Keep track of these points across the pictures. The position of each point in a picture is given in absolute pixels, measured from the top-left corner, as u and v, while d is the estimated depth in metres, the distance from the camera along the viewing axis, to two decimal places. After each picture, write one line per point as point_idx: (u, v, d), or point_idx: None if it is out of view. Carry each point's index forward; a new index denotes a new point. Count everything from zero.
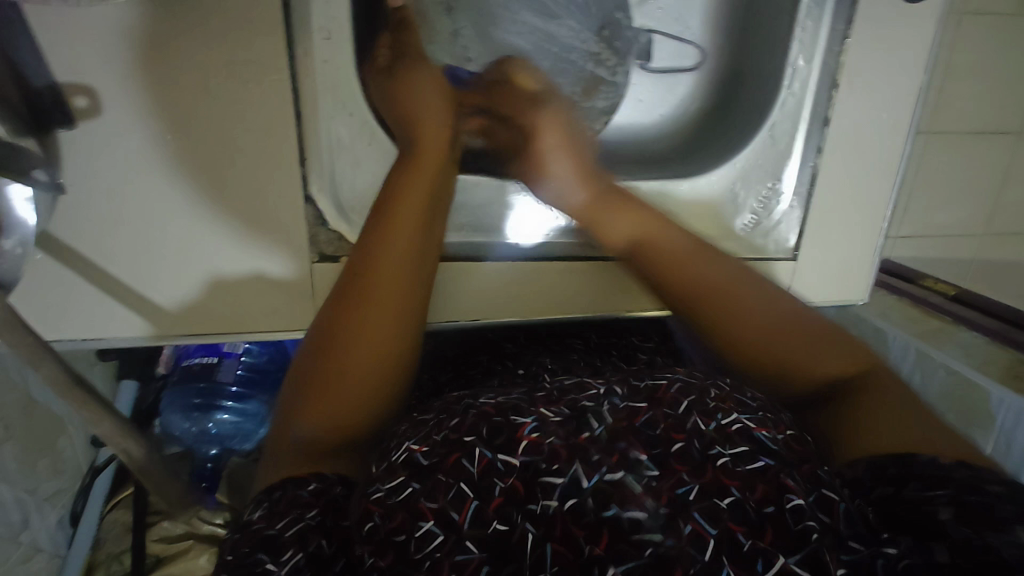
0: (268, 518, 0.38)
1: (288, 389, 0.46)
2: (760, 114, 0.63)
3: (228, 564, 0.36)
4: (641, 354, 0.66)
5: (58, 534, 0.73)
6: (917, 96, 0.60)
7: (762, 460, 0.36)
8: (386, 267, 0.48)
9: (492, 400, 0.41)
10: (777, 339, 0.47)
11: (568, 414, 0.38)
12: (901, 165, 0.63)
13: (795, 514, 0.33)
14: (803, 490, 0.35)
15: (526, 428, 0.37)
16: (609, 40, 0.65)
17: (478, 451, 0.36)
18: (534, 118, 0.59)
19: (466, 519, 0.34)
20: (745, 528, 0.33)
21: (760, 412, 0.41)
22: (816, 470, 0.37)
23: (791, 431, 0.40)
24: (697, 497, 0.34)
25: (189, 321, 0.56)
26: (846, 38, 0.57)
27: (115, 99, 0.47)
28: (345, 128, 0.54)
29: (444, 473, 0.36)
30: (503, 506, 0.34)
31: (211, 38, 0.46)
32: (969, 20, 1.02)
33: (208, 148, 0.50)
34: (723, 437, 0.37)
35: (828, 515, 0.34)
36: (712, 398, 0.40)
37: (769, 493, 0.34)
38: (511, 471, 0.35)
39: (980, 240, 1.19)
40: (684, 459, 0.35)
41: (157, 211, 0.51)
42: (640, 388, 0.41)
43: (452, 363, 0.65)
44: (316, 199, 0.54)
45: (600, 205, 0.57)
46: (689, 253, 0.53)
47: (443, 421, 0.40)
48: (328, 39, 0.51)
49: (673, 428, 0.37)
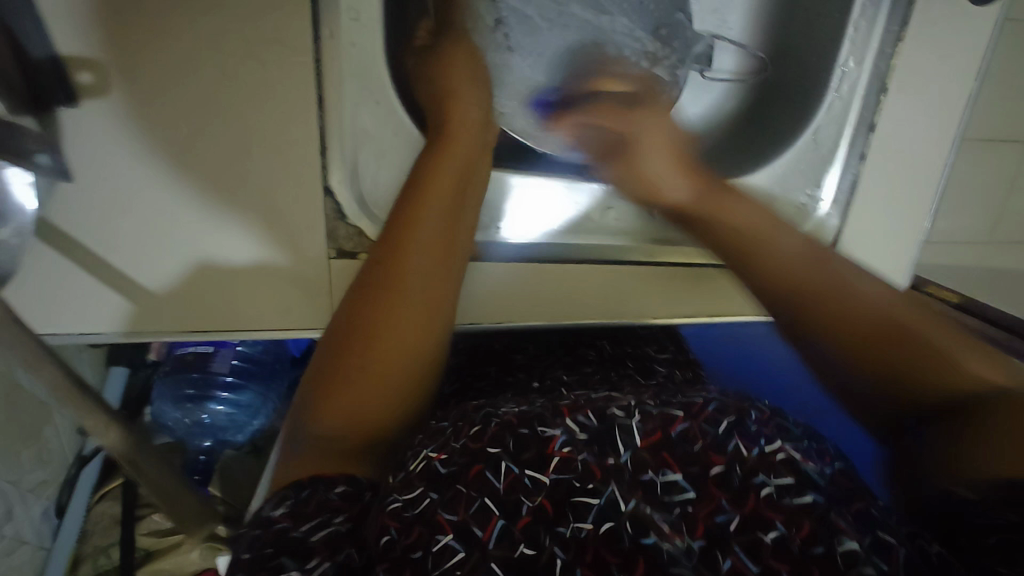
0: (294, 517, 0.35)
1: (304, 382, 0.44)
2: (804, 116, 0.61)
3: (245, 564, 0.33)
4: (658, 367, 0.63)
5: (43, 528, 0.69)
6: (965, 106, 0.58)
7: (811, 494, 0.33)
8: (411, 260, 0.45)
9: (515, 410, 0.39)
10: (887, 338, 0.42)
11: (597, 427, 0.36)
12: (943, 175, 0.61)
13: (848, 559, 0.30)
14: (856, 531, 0.31)
15: (557, 442, 0.35)
16: (666, 39, 0.61)
17: (505, 464, 0.34)
18: (637, 119, 0.57)
19: (490, 537, 0.31)
20: (788, 565, 0.30)
21: (805, 440, 0.38)
22: (870, 509, 0.33)
23: (838, 464, 0.37)
24: (737, 529, 0.31)
25: (192, 317, 0.53)
26: (900, 41, 0.56)
27: (123, 75, 0.43)
28: (371, 117, 0.51)
29: (465, 485, 0.33)
30: (531, 525, 0.32)
31: (235, 14, 0.43)
32: (1011, 28, 1.00)
33: (222, 132, 0.46)
34: (766, 464, 0.34)
35: (887, 562, 0.30)
36: (753, 420, 0.38)
37: (817, 532, 0.31)
38: (539, 490, 0.33)
39: (983, 249, 1.18)
40: (723, 485, 0.33)
41: (162, 198, 0.48)
42: (673, 401, 0.38)
43: (458, 371, 0.62)
44: (335, 191, 0.51)
45: (704, 204, 0.56)
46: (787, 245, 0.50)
47: (460, 430, 0.38)
48: (356, 20, 0.47)
49: (712, 448, 0.35)
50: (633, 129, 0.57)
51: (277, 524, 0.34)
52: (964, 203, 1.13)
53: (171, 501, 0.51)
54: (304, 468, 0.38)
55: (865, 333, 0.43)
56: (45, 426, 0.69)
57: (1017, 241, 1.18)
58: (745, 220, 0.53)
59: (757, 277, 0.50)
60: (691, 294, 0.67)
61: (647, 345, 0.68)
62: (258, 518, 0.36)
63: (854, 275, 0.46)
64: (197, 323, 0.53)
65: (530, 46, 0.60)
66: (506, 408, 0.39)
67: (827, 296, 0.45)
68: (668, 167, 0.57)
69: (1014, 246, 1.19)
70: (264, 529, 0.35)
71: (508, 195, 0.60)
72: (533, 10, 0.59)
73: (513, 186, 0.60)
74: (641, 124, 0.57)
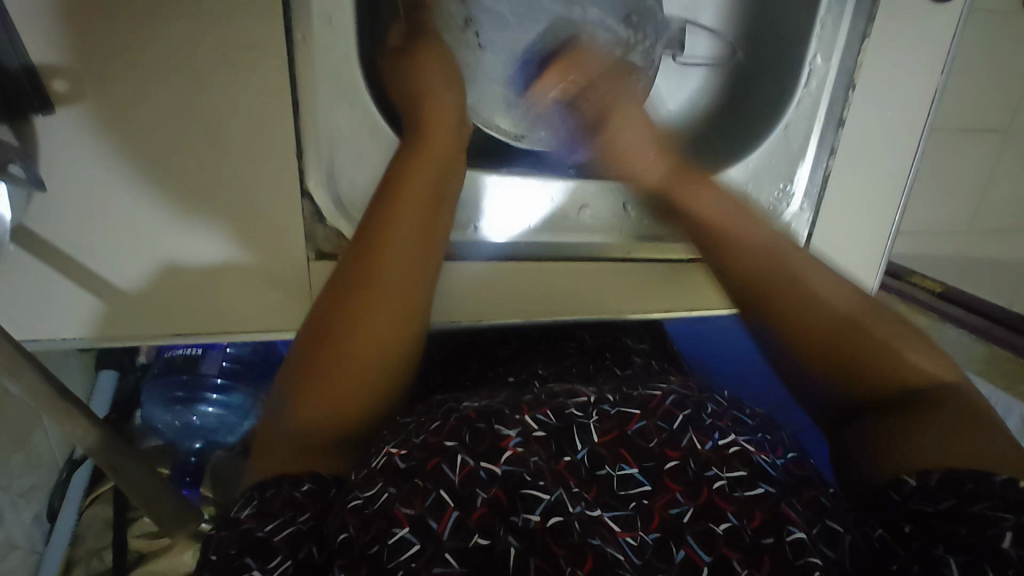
0: (259, 517, 0.36)
1: (280, 380, 0.44)
2: (774, 114, 0.62)
3: (211, 564, 0.34)
4: (636, 358, 0.63)
5: (35, 532, 0.70)
6: (933, 96, 0.59)
7: (762, 486, 0.35)
8: (390, 254, 0.47)
9: (475, 405, 0.40)
10: (850, 335, 0.44)
11: (557, 425, 0.38)
12: (913, 169, 0.62)
13: (795, 547, 0.33)
14: (806, 521, 0.34)
15: (512, 439, 0.36)
16: (637, 25, 0.63)
17: (460, 458, 0.35)
18: (612, 100, 0.56)
19: (445, 529, 0.32)
20: (740, 554, 0.33)
21: (759, 433, 0.41)
22: (819, 498, 0.36)
23: (791, 454, 0.40)
24: (691, 520, 0.34)
25: (173, 321, 0.54)
26: (866, 37, 0.57)
27: (98, 84, 0.43)
28: (346, 119, 0.51)
29: (422, 479, 0.34)
30: (486, 517, 0.33)
31: (208, 20, 0.43)
32: (986, 20, 1.01)
33: (199, 139, 0.47)
34: (720, 457, 0.37)
35: (831, 548, 0.34)
36: (709, 413, 0.40)
37: (769, 522, 0.34)
38: (494, 482, 0.34)
39: (963, 238, 1.20)
40: (678, 478, 0.36)
41: (141, 205, 0.48)
42: (632, 395, 0.41)
43: (440, 367, 0.64)
44: (313, 194, 0.52)
45: (678, 179, 0.55)
46: (738, 222, 0.52)
47: (422, 425, 0.39)
48: (329, 24, 0.48)
49: (667, 443, 0.38)
50: (603, 101, 0.56)
51: (244, 525, 0.35)
52: (944, 192, 1.15)
53: (158, 503, 0.52)
54: (275, 468, 0.40)
55: (833, 328, 0.45)
56: (34, 432, 0.69)
57: (997, 229, 1.20)
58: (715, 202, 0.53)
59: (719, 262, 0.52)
60: (670, 289, 0.68)
61: (626, 335, 0.69)
62: (224, 520, 0.37)
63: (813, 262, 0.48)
64: (180, 326, 0.54)
65: (499, 40, 0.62)
66: (467, 403, 0.41)
67: (788, 286, 0.47)
68: (644, 141, 0.55)
69: (995, 235, 1.21)
70: (229, 529, 0.36)
71: (485, 196, 0.61)
72: (504, 7, 0.61)
73: (487, 185, 0.61)
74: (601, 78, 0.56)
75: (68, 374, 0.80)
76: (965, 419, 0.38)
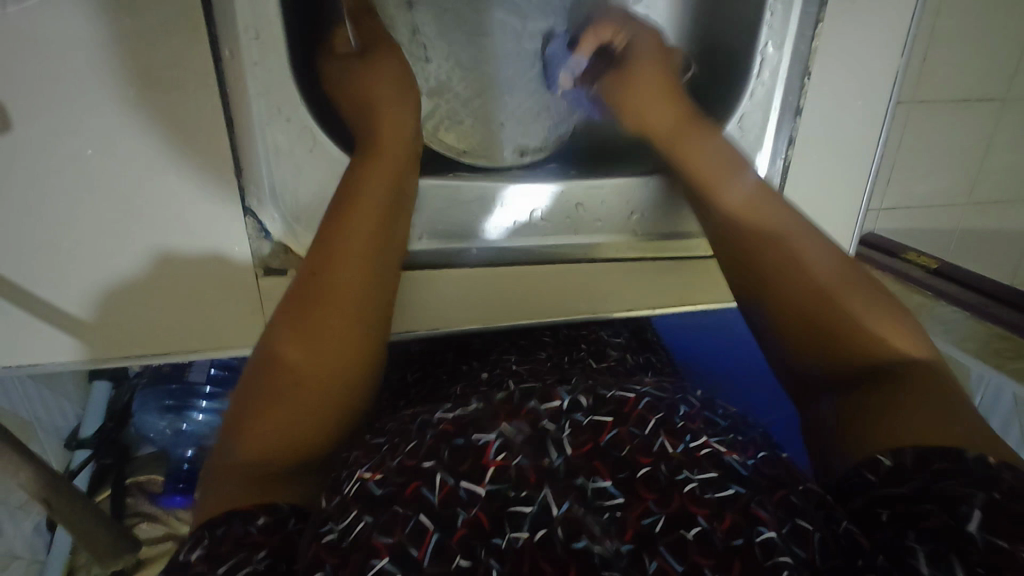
0: (209, 561, 0.34)
1: (233, 402, 0.43)
2: (729, 104, 0.62)
3: None
4: (612, 351, 0.61)
5: (35, 541, 0.73)
6: (893, 79, 0.58)
7: (733, 487, 0.35)
8: (346, 274, 0.47)
9: (449, 416, 0.39)
10: (837, 296, 0.47)
11: (529, 435, 0.37)
12: (877, 152, 0.61)
13: (766, 548, 0.33)
14: (776, 520, 0.34)
15: (492, 451, 0.36)
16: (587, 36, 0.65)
17: (439, 478, 0.35)
18: (641, 41, 0.61)
19: (426, 555, 0.32)
20: (711, 561, 0.33)
21: (729, 434, 0.40)
22: (789, 497, 0.36)
23: (762, 453, 0.39)
24: (663, 530, 0.34)
25: (133, 345, 0.55)
26: (818, 22, 0.56)
27: (30, 110, 0.44)
28: (283, 135, 0.53)
29: (401, 506, 0.34)
30: (466, 538, 0.33)
31: (131, 43, 0.44)
32: None
33: (136, 163, 0.48)
34: (692, 460, 0.37)
35: (802, 547, 0.33)
36: (681, 415, 0.40)
37: (738, 523, 0.34)
38: (474, 502, 0.34)
39: (960, 211, 1.17)
40: (651, 485, 0.35)
41: (86, 231, 0.49)
42: (607, 399, 0.40)
43: (418, 362, 0.66)
44: (257, 212, 0.54)
45: (681, 129, 0.59)
46: (722, 166, 0.57)
47: (398, 446, 0.39)
48: (256, 39, 0.48)
49: (640, 450, 0.37)
50: (631, 36, 0.61)
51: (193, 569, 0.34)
52: (935, 164, 1.12)
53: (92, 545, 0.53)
54: (222, 500, 0.38)
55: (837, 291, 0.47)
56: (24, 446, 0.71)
57: (996, 201, 1.17)
58: (680, 126, 0.59)
59: (703, 190, 0.58)
60: (644, 285, 0.67)
61: (602, 328, 0.66)
62: (173, 564, 0.35)
63: (808, 224, 0.52)
64: (139, 349, 0.55)
65: (443, 48, 0.62)
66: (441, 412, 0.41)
67: (775, 242, 0.51)
68: (653, 90, 0.60)
69: (993, 207, 1.18)
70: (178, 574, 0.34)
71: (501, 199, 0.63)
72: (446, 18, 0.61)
73: (505, 189, 0.63)
74: (641, 42, 0.61)
75: (42, 416, 0.75)
76: (950, 405, 0.38)
